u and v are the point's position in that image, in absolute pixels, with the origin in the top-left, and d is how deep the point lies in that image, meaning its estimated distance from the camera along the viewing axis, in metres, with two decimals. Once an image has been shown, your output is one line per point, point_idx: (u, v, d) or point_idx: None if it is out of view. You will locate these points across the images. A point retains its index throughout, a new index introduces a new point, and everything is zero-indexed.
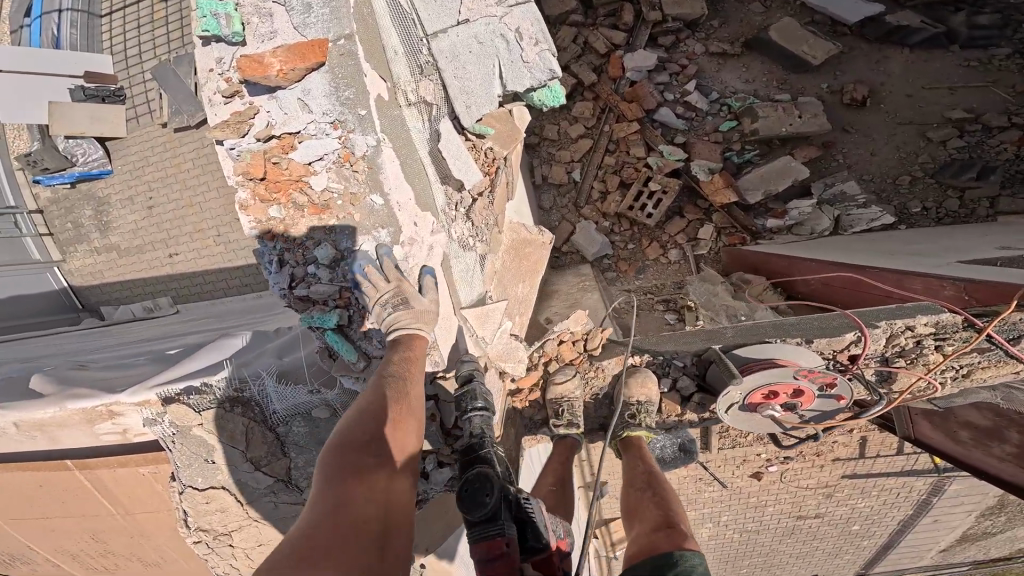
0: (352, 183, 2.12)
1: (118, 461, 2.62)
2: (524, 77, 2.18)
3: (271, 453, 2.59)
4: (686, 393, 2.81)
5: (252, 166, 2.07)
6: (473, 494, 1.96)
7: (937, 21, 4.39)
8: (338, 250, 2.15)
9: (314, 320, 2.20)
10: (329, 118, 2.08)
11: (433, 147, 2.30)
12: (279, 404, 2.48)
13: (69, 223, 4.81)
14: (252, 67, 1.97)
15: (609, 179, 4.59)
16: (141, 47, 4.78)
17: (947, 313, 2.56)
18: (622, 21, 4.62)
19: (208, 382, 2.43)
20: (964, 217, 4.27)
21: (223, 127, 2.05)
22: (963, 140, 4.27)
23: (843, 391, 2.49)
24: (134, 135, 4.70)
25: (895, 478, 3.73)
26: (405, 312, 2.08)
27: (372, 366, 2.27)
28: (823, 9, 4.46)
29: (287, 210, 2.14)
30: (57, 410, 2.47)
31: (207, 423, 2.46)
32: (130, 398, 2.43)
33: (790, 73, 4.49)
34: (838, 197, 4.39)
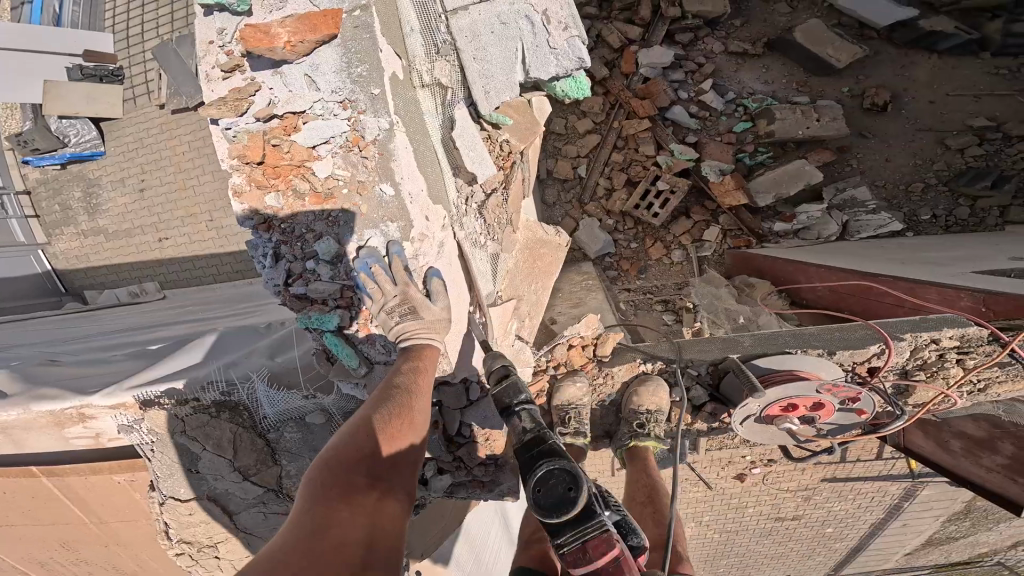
0: (360, 170, 1.95)
1: (89, 469, 2.50)
2: (549, 63, 2.04)
3: (261, 461, 2.43)
4: (698, 402, 2.69)
5: (249, 149, 1.91)
6: (552, 490, 1.63)
7: (973, 27, 4.24)
8: (343, 246, 1.98)
9: (312, 321, 2.06)
10: (337, 96, 1.92)
11: (448, 132, 2.18)
12: (270, 408, 2.31)
13: (57, 205, 4.62)
14: (256, 38, 1.79)
15: (615, 176, 4.46)
16: (144, 27, 4.58)
17: (973, 327, 2.44)
18: (638, 16, 4.47)
19: (190, 387, 2.28)
20: (973, 225, 4.19)
21: (219, 104, 1.87)
22: (982, 149, 4.17)
23: (866, 404, 2.42)
24: (131, 117, 4.51)
25: (872, 483, 3.48)
26: (413, 322, 1.96)
27: (375, 372, 2.13)
28: (853, 12, 4.31)
29: (286, 198, 1.98)
30: (21, 413, 2.31)
31: (189, 429, 2.33)
32: (104, 400, 2.29)
33: (811, 76, 4.37)
34: (848, 202, 4.29)
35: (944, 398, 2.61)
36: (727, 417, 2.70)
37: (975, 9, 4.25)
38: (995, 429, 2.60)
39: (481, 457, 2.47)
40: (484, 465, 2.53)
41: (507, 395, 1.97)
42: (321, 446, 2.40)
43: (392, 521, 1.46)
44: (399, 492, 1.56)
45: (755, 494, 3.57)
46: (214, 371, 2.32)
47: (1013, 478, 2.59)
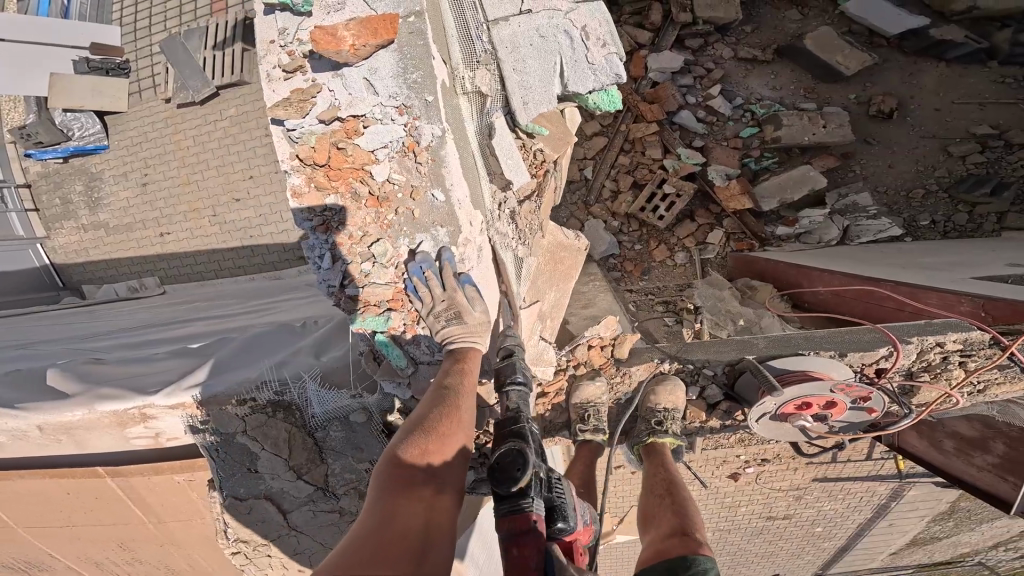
0: (415, 175, 2.05)
1: (152, 469, 2.53)
2: (587, 78, 2.13)
3: (311, 459, 2.50)
4: (712, 400, 2.81)
5: (316, 151, 1.98)
6: (503, 465, 1.92)
7: (981, 36, 4.37)
8: (396, 249, 2.10)
9: (367, 325, 2.12)
10: (394, 101, 2.00)
11: (487, 142, 2.24)
12: (319, 407, 2.36)
13: (57, 199, 4.64)
14: (325, 40, 1.86)
15: (622, 179, 4.54)
16: (153, 19, 4.59)
17: (975, 331, 2.56)
18: (649, 20, 4.58)
19: (246, 387, 2.33)
20: (971, 231, 4.33)
21: (285, 105, 1.94)
22: (983, 156, 4.30)
23: (876, 403, 2.55)
24: (136, 110, 4.52)
25: (860, 483, 3.55)
26: (457, 327, 2.06)
27: (420, 372, 2.22)
28: (863, 19, 4.45)
29: (344, 200, 2.05)
30: (85, 413, 2.39)
31: (250, 430, 2.39)
32: (165, 400, 2.35)
33: (819, 82, 4.50)
34: (851, 207, 4.41)
35: (947, 399, 2.71)
36: (741, 415, 2.82)
37: (983, 19, 4.38)
38: (988, 429, 2.74)
39: None
40: None
41: (506, 372, 2.18)
42: (364, 444, 2.46)
43: (447, 513, 1.59)
44: (452, 485, 1.69)
45: (748, 493, 3.60)
46: (267, 371, 2.36)
47: (1004, 477, 2.68)
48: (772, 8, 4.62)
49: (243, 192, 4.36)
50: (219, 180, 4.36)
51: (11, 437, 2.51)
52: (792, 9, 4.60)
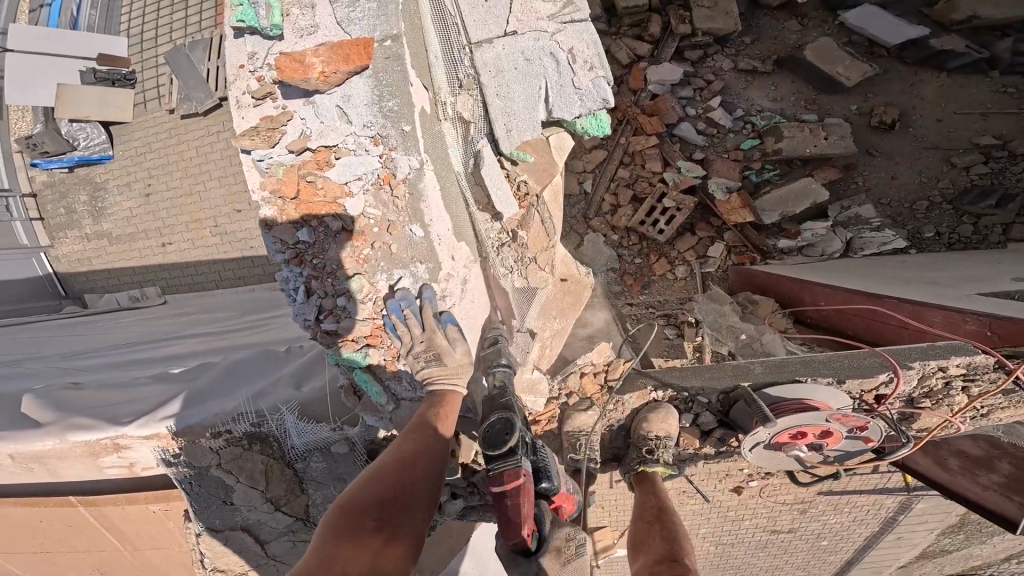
0: (391, 209, 2.02)
1: (126, 499, 2.52)
2: (573, 103, 2.10)
3: (290, 491, 2.43)
4: (706, 428, 2.72)
5: (284, 184, 1.94)
6: (494, 433, 1.94)
7: (982, 46, 4.34)
8: (373, 285, 2.04)
9: (342, 359, 2.09)
10: (369, 131, 1.97)
11: (478, 171, 2.22)
12: (298, 439, 2.29)
13: (62, 208, 4.53)
14: (292, 68, 1.84)
15: (621, 194, 4.45)
16: (158, 30, 4.57)
17: (979, 355, 2.45)
18: (648, 32, 4.54)
19: (222, 418, 2.27)
20: (975, 243, 4.22)
21: (253, 135, 1.90)
22: (987, 167, 4.23)
23: (872, 433, 2.54)
24: (141, 120, 4.45)
25: (868, 496, 3.43)
26: (438, 368, 2.03)
27: (401, 409, 2.16)
28: (863, 30, 4.41)
29: (316, 233, 2.00)
30: (57, 443, 2.33)
31: (224, 463, 2.32)
32: (139, 431, 2.30)
33: (820, 94, 4.44)
34: (853, 219, 4.33)
35: (949, 425, 2.62)
36: (735, 442, 2.72)
37: (984, 29, 4.37)
38: (994, 448, 2.70)
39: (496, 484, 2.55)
40: None
41: (488, 358, 2.19)
42: (345, 475, 2.39)
43: (399, 561, 1.48)
44: (410, 535, 1.58)
45: (750, 506, 3.45)
46: (243, 402, 2.29)
47: (1009, 497, 2.56)
48: (771, 19, 4.59)
49: (246, 202, 4.32)
50: (221, 190, 4.29)
51: None
52: (791, 20, 4.57)
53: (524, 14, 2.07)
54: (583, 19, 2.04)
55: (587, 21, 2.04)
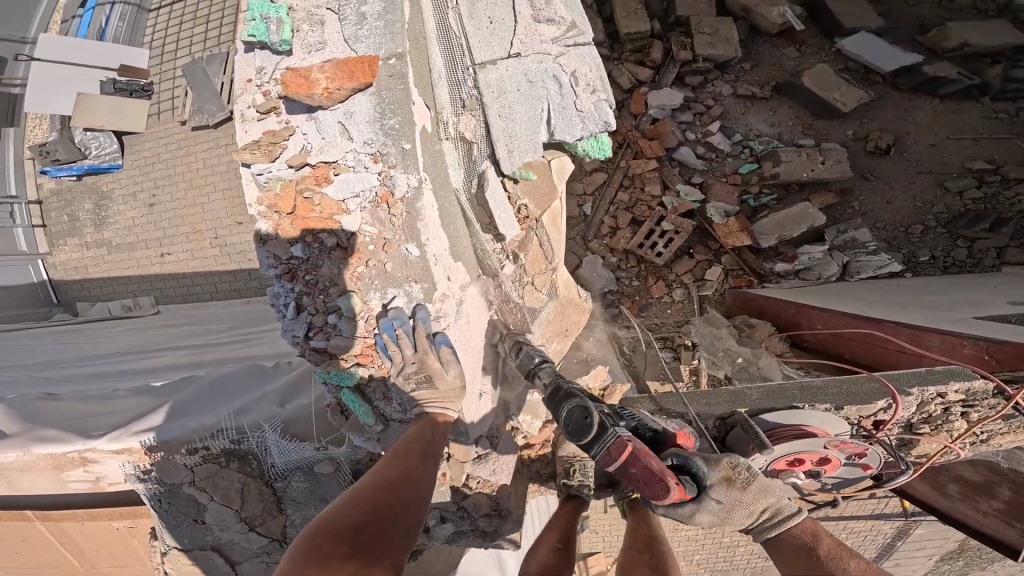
0: (387, 228, 1.98)
1: (87, 515, 2.44)
2: (576, 125, 2.11)
3: (267, 511, 2.35)
4: None
5: (281, 199, 1.92)
6: (577, 425, 1.87)
7: (974, 73, 4.46)
8: (367, 303, 2.00)
9: (330, 378, 2.05)
10: (369, 148, 1.95)
11: (479, 194, 2.24)
12: (279, 457, 2.24)
13: (65, 216, 4.47)
14: (297, 83, 1.83)
15: (620, 216, 4.45)
16: (180, 42, 4.56)
17: (978, 380, 2.40)
18: (650, 58, 4.59)
19: (201, 434, 2.21)
20: (970, 267, 4.21)
21: (255, 148, 1.90)
22: (980, 191, 4.26)
23: (871, 459, 2.44)
24: (154, 131, 4.41)
25: (865, 522, 3.41)
26: (428, 391, 2.02)
27: (391, 430, 2.14)
28: (858, 57, 4.49)
29: (312, 249, 1.97)
30: (20, 455, 2.27)
31: (198, 480, 2.25)
32: (110, 445, 2.24)
33: (817, 119, 4.48)
34: (850, 242, 4.32)
35: (948, 451, 2.56)
36: None
37: (975, 56, 4.51)
38: (993, 474, 2.61)
39: (485, 509, 2.49)
40: (488, 515, 2.54)
41: (527, 362, 2.19)
42: (328, 495, 2.34)
43: None
44: (387, 561, 1.49)
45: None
46: (225, 418, 2.23)
47: (1010, 523, 2.56)
48: (770, 46, 4.66)
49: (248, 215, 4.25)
50: (225, 203, 4.23)
51: None
52: (790, 47, 4.64)
53: (528, 37, 2.08)
54: (587, 45, 2.10)
55: (591, 47, 2.10)
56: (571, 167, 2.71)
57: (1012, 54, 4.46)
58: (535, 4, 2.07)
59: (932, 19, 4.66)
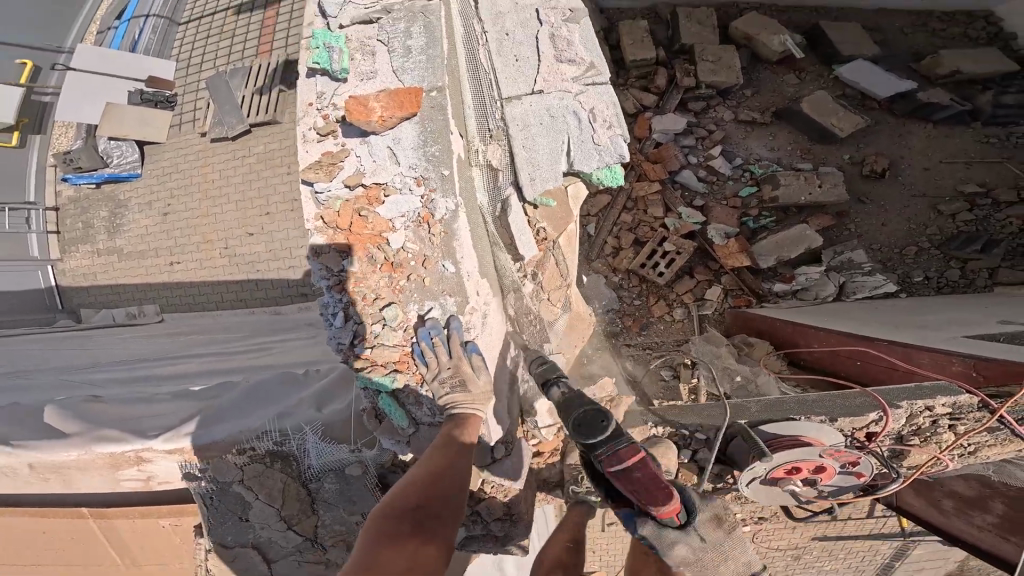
0: (427, 245, 2.17)
1: (138, 512, 2.58)
2: (592, 157, 2.30)
3: (303, 510, 2.49)
4: (704, 464, 2.76)
5: (339, 216, 2.11)
6: (590, 423, 1.97)
7: (966, 98, 4.73)
8: (405, 314, 2.17)
9: (372, 382, 2.17)
10: (414, 171, 2.15)
11: (501, 217, 2.40)
12: (316, 459, 2.40)
13: (79, 223, 4.58)
14: (358, 111, 2.05)
15: (623, 237, 4.62)
16: (204, 56, 4.84)
17: (963, 395, 2.55)
18: (655, 84, 4.82)
19: (248, 436, 2.40)
20: (963, 287, 4.38)
21: (317, 169, 2.11)
22: (972, 214, 4.46)
23: (865, 468, 2.59)
24: (173, 142, 4.59)
25: (861, 542, 3.52)
26: (462, 393, 2.14)
27: (421, 432, 2.26)
28: (856, 84, 4.72)
29: (360, 263, 2.14)
30: (81, 454, 2.47)
31: (246, 479, 2.42)
32: (163, 445, 2.43)
33: (815, 143, 4.69)
34: (846, 263, 4.50)
35: (937, 461, 2.70)
36: (732, 479, 2.84)
37: (966, 83, 4.77)
38: (987, 488, 2.78)
39: (498, 513, 2.62)
40: (500, 520, 2.67)
41: (547, 373, 2.28)
42: (357, 497, 2.46)
43: (435, 561, 1.60)
44: (443, 540, 1.70)
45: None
46: (269, 421, 2.42)
47: (1005, 537, 2.67)
48: (771, 73, 4.89)
49: (259, 227, 4.29)
50: (237, 214, 4.32)
51: None
52: (789, 75, 4.88)
53: (550, 76, 2.32)
54: (604, 85, 2.31)
55: (608, 87, 2.31)
56: (586, 194, 2.85)
57: (1002, 81, 4.75)
58: (558, 46, 2.32)
59: (926, 47, 4.95)
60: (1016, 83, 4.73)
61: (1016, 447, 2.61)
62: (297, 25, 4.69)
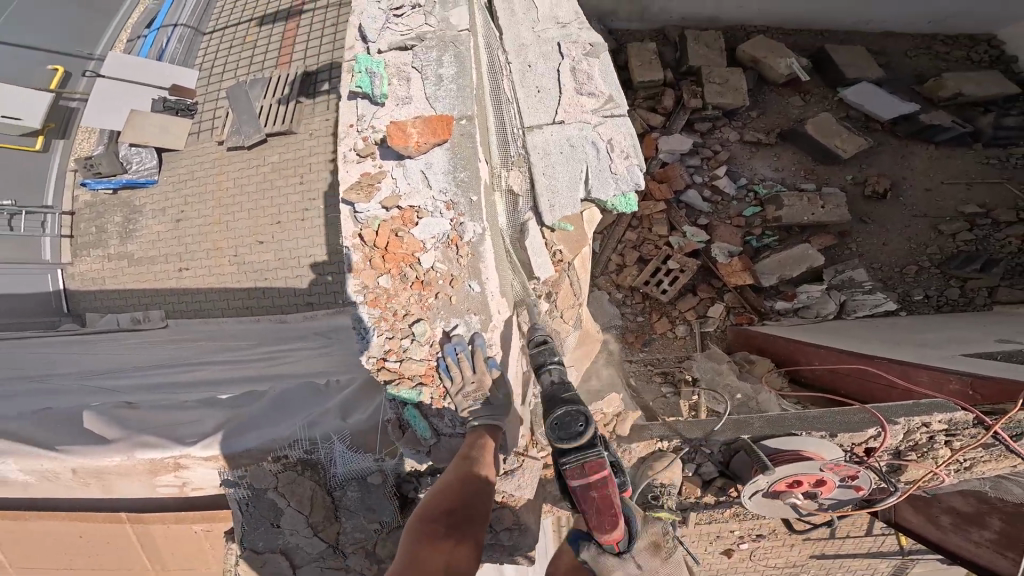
0: (455, 265, 2.35)
1: (174, 517, 2.71)
2: (609, 184, 2.60)
3: (328, 517, 2.60)
4: (708, 477, 2.89)
5: (377, 235, 2.32)
6: (565, 425, 1.83)
7: (967, 120, 4.88)
8: (433, 329, 2.33)
9: (399, 395, 2.32)
10: (444, 196, 2.36)
11: (520, 239, 2.69)
12: (341, 467, 2.56)
13: (93, 227, 4.59)
14: (397, 136, 2.31)
15: (627, 254, 4.71)
16: (227, 66, 4.99)
17: (960, 412, 2.65)
18: (662, 105, 4.95)
19: (280, 444, 2.57)
20: (962, 305, 4.48)
21: (358, 192, 2.35)
22: (973, 234, 4.57)
23: (863, 482, 2.66)
24: (191, 150, 4.65)
25: (860, 559, 3.57)
26: (483, 405, 2.33)
27: (441, 443, 2.40)
28: (860, 106, 4.87)
29: (394, 281, 2.34)
30: (124, 459, 2.70)
31: (280, 486, 2.56)
32: (201, 451, 2.62)
33: (818, 164, 4.83)
34: (847, 282, 4.61)
35: (934, 476, 2.79)
36: (734, 492, 2.88)
37: (968, 106, 4.93)
38: (983, 503, 2.83)
39: (507, 523, 2.77)
40: (509, 530, 2.79)
41: (541, 356, 2.19)
42: (376, 505, 2.59)
43: (468, 560, 1.77)
44: (475, 539, 1.86)
45: (743, 570, 3.59)
46: (299, 430, 2.59)
47: (1003, 553, 2.72)
48: (776, 95, 5.04)
49: (269, 236, 4.20)
50: (249, 222, 4.25)
51: (42, 477, 2.81)
52: (795, 97, 5.03)
53: (571, 108, 2.67)
54: (622, 118, 2.65)
55: (625, 120, 2.66)
56: (598, 217, 3.11)
57: (1003, 104, 4.91)
58: (579, 80, 2.70)
59: (930, 70, 5.10)
60: (1016, 106, 4.90)
61: (1010, 463, 2.74)
62: (318, 36, 4.77)
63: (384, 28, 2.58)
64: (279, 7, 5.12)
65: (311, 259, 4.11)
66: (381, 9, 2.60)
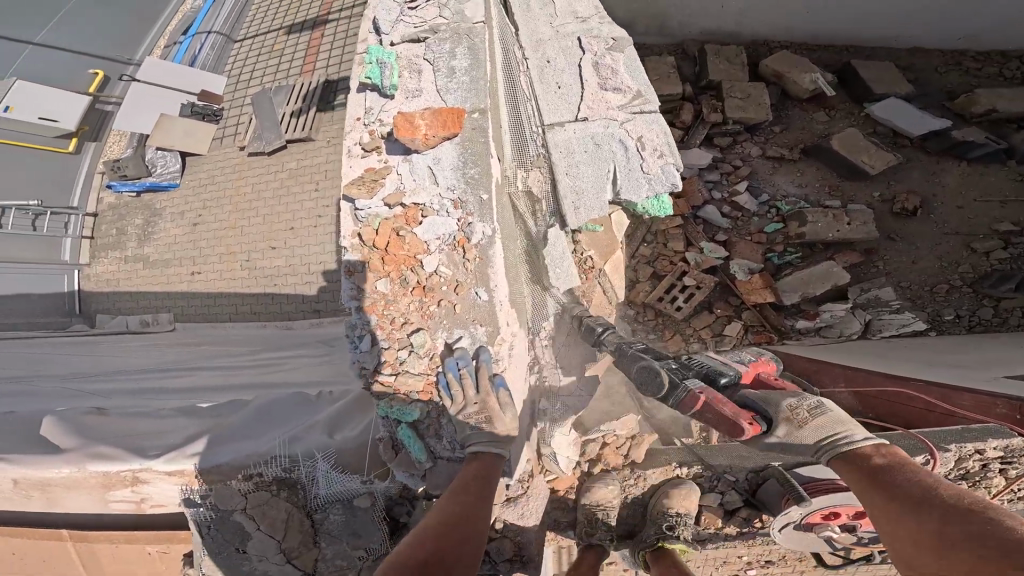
0: (461, 270, 2.16)
1: (125, 537, 2.69)
2: (641, 186, 2.46)
3: (304, 542, 2.42)
4: (731, 506, 2.63)
5: (377, 236, 2.12)
6: (649, 379, 2.18)
7: (999, 137, 4.56)
8: (433, 341, 2.15)
9: (393, 411, 2.13)
10: (452, 194, 2.19)
11: (541, 247, 2.56)
12: (323, 488, 2.41)
13: (114, 229, 4.50)
14: (404, 127, 2.14)
15: (640, 270, 4.45)
16: (254, 74, 4.93)
17: (1018, 438, 2.36)
18: (680, 119, 4.73)
19: (257, 460, 2.41)
20: (996, 326, 4.15)
21: (359, 186, 2.17)
22: (1008, 252, 4.26)
23: None
24: (214, 155, 4.57)
25: None
26: (486, 429, 2.12)
27: (438, 468, 2.21)
28: (888, 121, 4.60)
29: (392, 285, 2.15)
30: (73, 470, 2.55)
31: (249, 507, 2.38)
32: (163, 465, 2.49)
33: (844, 180, 4.56)
34: (873, 301, 4.29)
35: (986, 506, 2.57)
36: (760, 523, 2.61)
37: (1002, 121, 4.60)
38: None
39: (510, 553, 2.47)
40: (510, 560, 2.50)
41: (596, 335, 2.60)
42: (362, 530, 2.41)
43: None
44: None
45: None
46: (279, 446, 2.44)
47: None
48: (801, 110, 4.81)
49: (282, 241, 4.14)
50: (262, 227, 4.17)
51: None
52: (820, 112, 4.79)
53: (595, 105, 2.50)
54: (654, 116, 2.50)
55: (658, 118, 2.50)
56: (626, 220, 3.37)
57: None
58: (603, 75, 2.53)
59: (960, 86, 4.81)
60: None
61: None
62: (341, 45, 4.75)
63: (397, 20, 2.43)
64: (306, 17, 5.07)
65: (322, 265, 4.04)
66: (396, 1, 2.46)
